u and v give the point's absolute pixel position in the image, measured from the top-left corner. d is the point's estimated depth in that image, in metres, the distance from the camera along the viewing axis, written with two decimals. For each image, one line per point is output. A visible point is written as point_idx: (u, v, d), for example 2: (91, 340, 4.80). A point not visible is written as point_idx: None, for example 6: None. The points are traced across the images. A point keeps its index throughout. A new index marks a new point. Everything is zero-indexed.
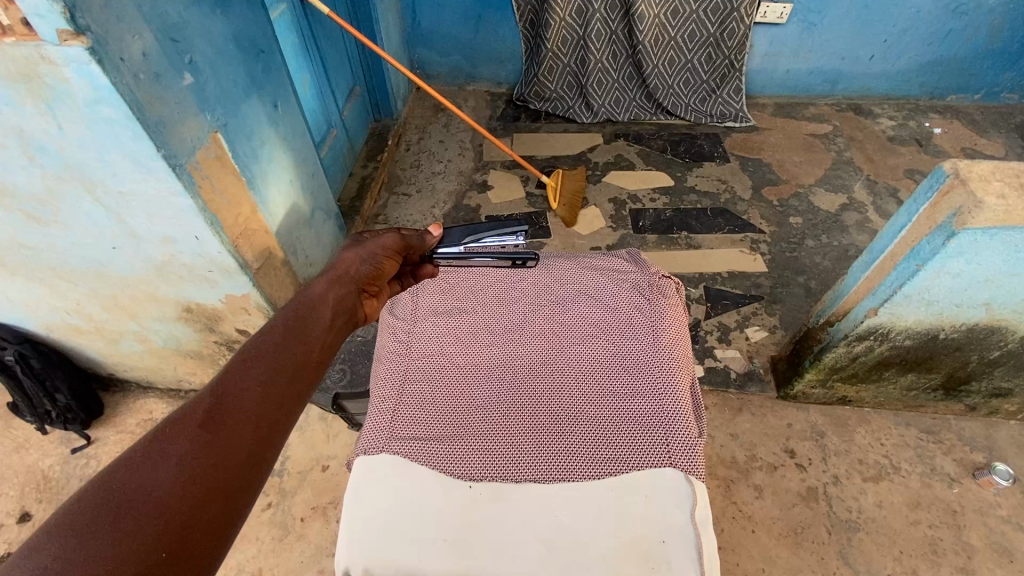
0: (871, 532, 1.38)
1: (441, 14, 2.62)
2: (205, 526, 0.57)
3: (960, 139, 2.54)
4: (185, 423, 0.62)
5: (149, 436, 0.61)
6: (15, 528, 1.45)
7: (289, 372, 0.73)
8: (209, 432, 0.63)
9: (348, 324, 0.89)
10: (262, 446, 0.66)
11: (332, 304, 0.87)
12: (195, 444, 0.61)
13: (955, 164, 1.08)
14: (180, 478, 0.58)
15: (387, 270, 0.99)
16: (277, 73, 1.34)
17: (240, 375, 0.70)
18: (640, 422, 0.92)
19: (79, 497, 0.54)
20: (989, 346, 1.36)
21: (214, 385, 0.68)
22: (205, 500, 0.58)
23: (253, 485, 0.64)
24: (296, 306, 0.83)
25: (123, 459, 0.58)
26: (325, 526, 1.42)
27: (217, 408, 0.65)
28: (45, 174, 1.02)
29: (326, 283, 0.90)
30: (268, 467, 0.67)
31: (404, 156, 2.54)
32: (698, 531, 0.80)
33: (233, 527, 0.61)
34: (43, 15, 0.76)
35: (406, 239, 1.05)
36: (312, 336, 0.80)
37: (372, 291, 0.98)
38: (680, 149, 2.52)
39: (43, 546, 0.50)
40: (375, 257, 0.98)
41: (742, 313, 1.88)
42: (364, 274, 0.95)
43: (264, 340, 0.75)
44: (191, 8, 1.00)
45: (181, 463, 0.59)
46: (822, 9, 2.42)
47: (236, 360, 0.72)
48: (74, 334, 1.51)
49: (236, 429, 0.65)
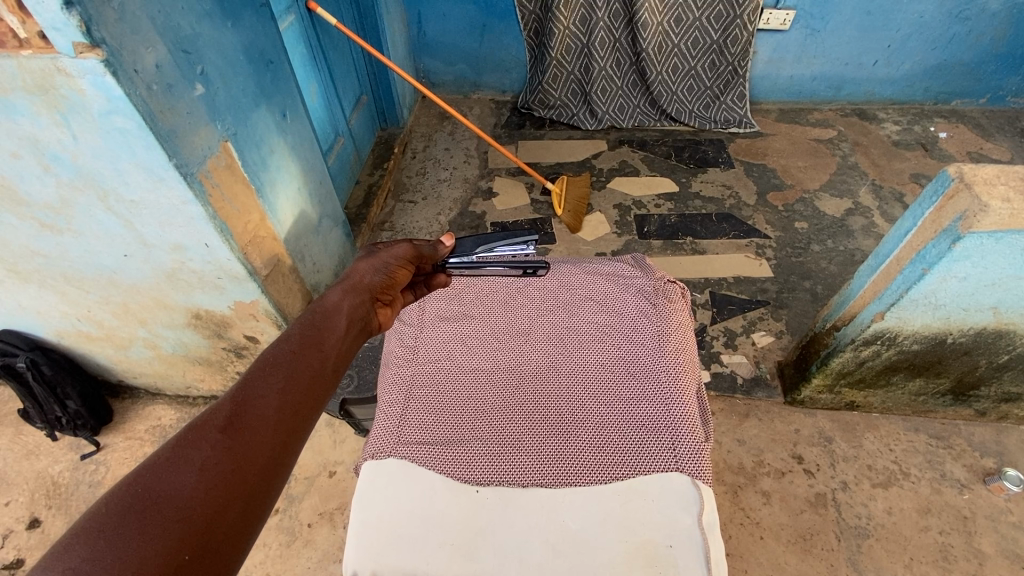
0: (881, 538, 1.37)
1: (445, 24, 2.65)
2: (226, 529, 0.58)
3: (966, 143, 2.53)
4: (205, 428, 0.63)
5: (171, 442, 0.62)
6: (25, 534, 1.46)
7: (306, 378, 0.74)
8: (230, 437, 0.64)
9: (364, 332, 0.90)
10: (282, 451, 0.67)
11: (347, 312, 0.88)
12: (216, 449, 0.62)
13: (960, 168, 1.09)
14: (202, 482, 0.59)
15: (400, 279, 1.00)
16: (286, 83, 1.36)
17: (258, 382, 0.71)
18: (649, 427, 0.92)
19: (105, 501, 0.55)
20: (998, 350, 1.35)
21: (234, 391, 0.69)
22: (227, 503, 0.59)
23: (272, 490, 0.64)
24: (312, 315, 0.84)
25: (148, 464, 0.59)
26: (332, 532, 1.42)
27: (237, 415, 0.66)
28: (59, 183, 1.03)
29: (341, 292, 0.91)
30: (287, 473, 0.67)
31: (410, 164, 2.56)
32: (705, 535, 0.80)
33: (253, 531, 0.61)
34: (60, 29, 0.78)
35: (419, 248, 1.06)
36: (328, 344, 0.81)
37: (386, 300, 0.98)
38: (684, 155, 2.53)
39: (73, 548, 0.51)
40: (388, 266, 0.98)
41: (749, 318, 1.87)
42: (377, 284, 0.96)
43: (281, 349, 0.76)
44: (203, 20, 1.02)
45: (203, 468, 0.60)
46: (825, 15, 2.43)
47: (255, 367, 0.73)
48: (85, 341, 1.53)
49: (256, 435, 0.65)
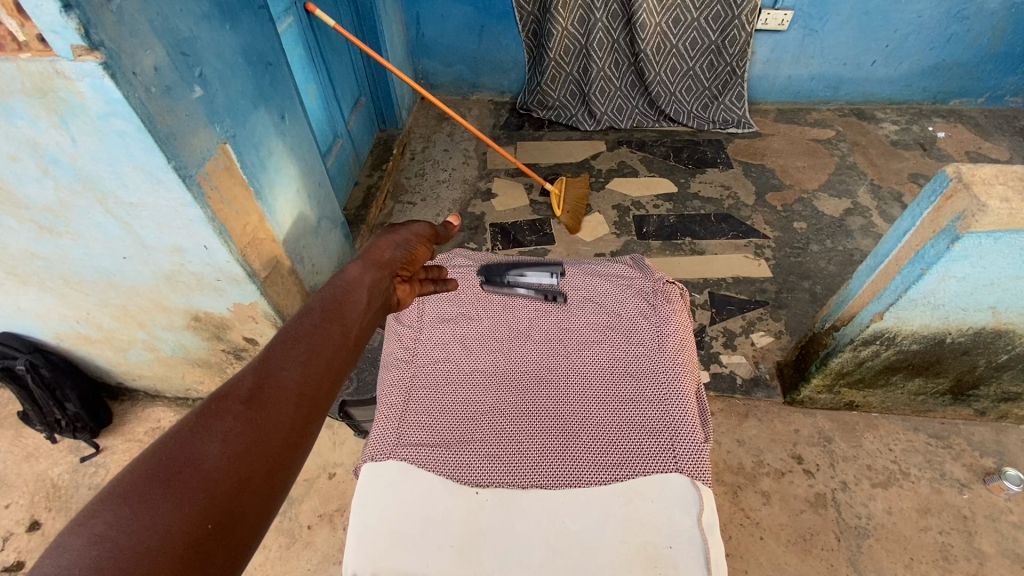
0: (882, 538, 1.37)
1: (444, 25, 2.65)
2: (249, 501, 0.58)
3: (964, 142, 2.54)
4: (229, 400, 0.63)
5: (195, 412, 0.62)
6: (24, 537, 1.46)
7: (328, 352, 0.74)
8: (253, 409, 0.64)
9: (383, 308, 0.90)
10: (304, 424, 0.67)
11: (368, 286, 0.88)
12: (239, 421, 0.62)
13: (958, 168, 1.09)
14: (226, 453, 0.59)
15: (418, 255, 1.04)
16: (285, 85, 1.36)
17: (280, 355, 0.71)
18: (654, 425, 0.92)
19: (131, 469, 0.55)
20: (998, 349, 1.36)
21: (257, 363, 0.69)
22: (250, 475, 0.59)
23: (294, 463, 0.64)
24: (332, 289, 0.84)
25: (172, 433, 0.59)
26: (332, 534, 1.42)
27: (260, 387, 0.66)
28: (58, 185, 1.04)
29: (362, 266, 0.91)
30: (308, 446, 0.67)
31: (409, 166, 2.56)
32: (705, 536, 0.80)
33: (276, 503, 0.61)
34: (58, 32, 0.78)
35: (434, 229, 1.14)
36: (348, 318, 0.80)
37: (405, 276, 1.00)
38: (683, 155, 2.53)
39: (97, 514, 0.51)
40: (409, 243, 1.03)
41: (748, 318, 1.88)
42: (398, 259, 0.99)
43: (303, 323, 0.76)
44: (201, 22, 1.02)
45: (227, 439, 0.60)
46: (823, 16, 2.43)
47: (277, 341, 0.73)
48: (84, 343, 1.53)
49: (279, 408, 0.65)
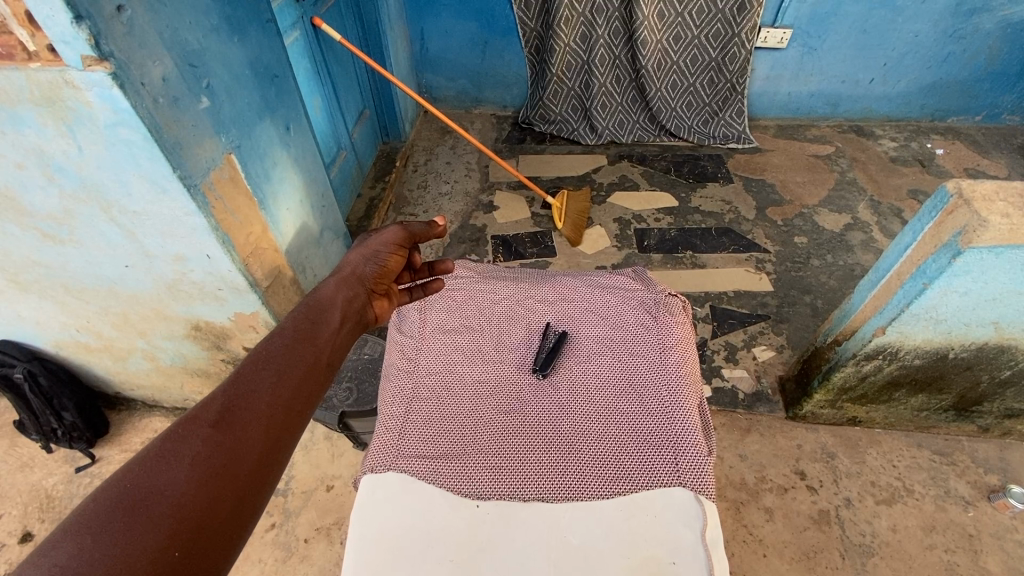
0: (887, 556, 1.35)
1: (449, 40, 2.69)
2: (218, 527, 0.58)
3: (963, 159, 2.56)
4: (197, 423, 0.64)
5: (162, 437, 0.62)
6: (16, 548, 1.44)
7: (299, 373, 0.75)
8: (221, 433, 0.64)
9: (358, 326, 0.91)
10: (274, 446, 0.67)
11: (342, 306, 0.89)
12: (207, 444, 0.62)
13: (958, 184, 1.10)
14: (193, 478, 0.59)
15: (392, 266, 1.02)
16: (290, 97, 1.37)
17: (251, 377, 0.71)
18: (650, 440, 0.91)
19: (96, 497, 0.55)
20: (1001, 365, 1.35)
21: (226, 386, 0.70)
22: (219, 501, 0.59)
23: (265, 486, 0.65)
24: (306, 309, 0.85)
25: (138, 459, 0.59)
26: (329, 548, 1.40)
27: (230, 409, 0.67)
28: (62, 194, 1.04)
29: (335, 284, 0.92)
30: (280, 467, 0.68)
31: (411, 178, 2.57)
32: (709, 551, 0.79)
33: (246, 526, 0.62)
34: (69, 42, 0.79)
35: (409, 231, 1.07)
36: (322, 338, 0.81)
37: (382, 291, 1.00)
38: (683, 170, 2.55)
39: (60, 545, 0.51)
40: (379, 255, 1.00)
41: (749, 332, 1.87)
42: (370, 274, 0.98)
43: (274, 343, 0.77)
44: (210, 35, 1.04)
45: (194, 463, 0.60)
46: (822, 34, 2.47)
47: (248, 362, 0.74)
48: (83, 352, 1.52)
49: (248, 430, 0.66)
